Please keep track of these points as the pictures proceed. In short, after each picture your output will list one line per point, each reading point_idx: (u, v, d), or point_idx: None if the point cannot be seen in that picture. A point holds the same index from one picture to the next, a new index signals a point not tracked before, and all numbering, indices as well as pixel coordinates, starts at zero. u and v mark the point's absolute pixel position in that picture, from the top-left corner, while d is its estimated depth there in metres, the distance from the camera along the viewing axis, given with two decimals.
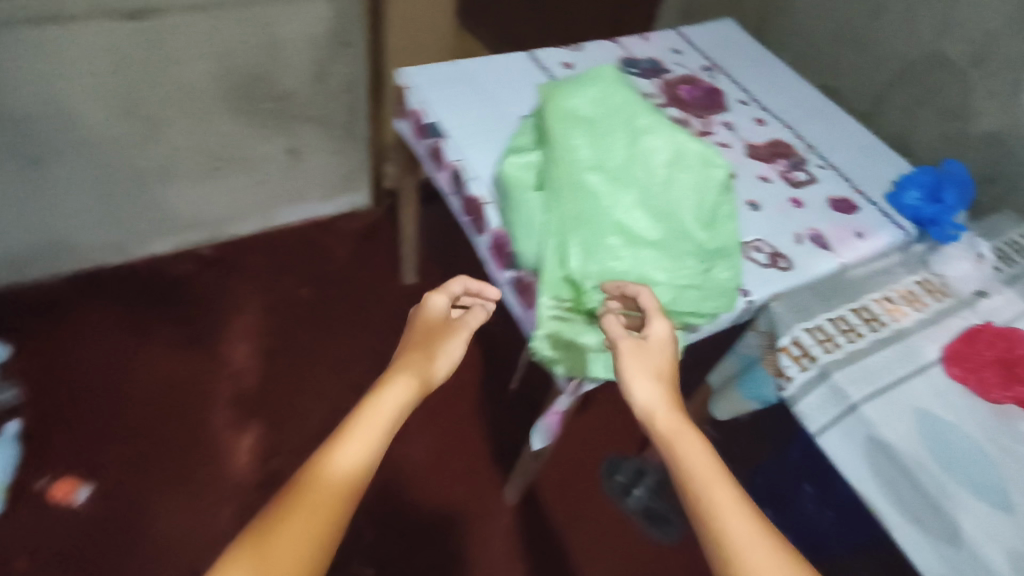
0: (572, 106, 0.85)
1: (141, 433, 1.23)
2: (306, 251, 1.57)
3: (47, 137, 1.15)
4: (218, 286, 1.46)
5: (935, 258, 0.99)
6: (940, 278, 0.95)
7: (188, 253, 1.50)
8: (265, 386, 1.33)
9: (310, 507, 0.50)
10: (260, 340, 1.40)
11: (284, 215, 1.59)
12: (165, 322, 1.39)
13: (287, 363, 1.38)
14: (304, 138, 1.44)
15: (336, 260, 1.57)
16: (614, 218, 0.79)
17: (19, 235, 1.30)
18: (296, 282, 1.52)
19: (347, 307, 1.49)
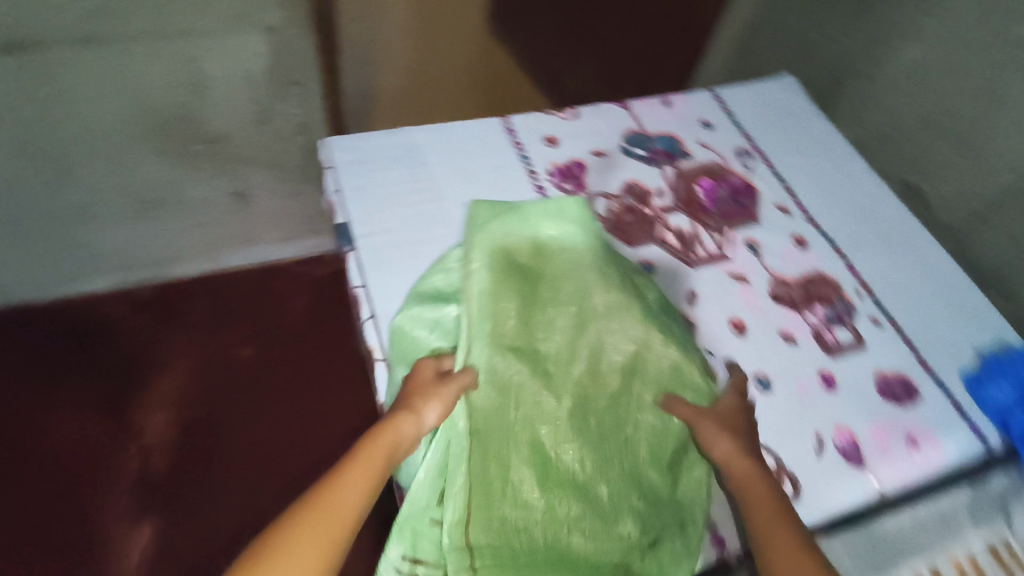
0: (501, 263, 0.63)
1: (24, 517, 1.10)
2: (255, 302, 1.37)
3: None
4: (146, 338, 1.30)
5: (1023, 513, 0.68)
6: (1020, 548, 0.65)
7: (124, 292, 1.35)
8: (173, 473, 1.17)
9: (374, 457, 0.53)
10: (178, 411, 1.23)
11: (237, 255, 1.40)
12: (81, 376, 1.24)
13: (204, 444, 1.20)
14: (253, 181, 1.25)
15: (287, 316, 1.37)
16: (521, 444, 0.57)
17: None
18: (236, 341, 1.32)
19: (286, 380, 1.29)
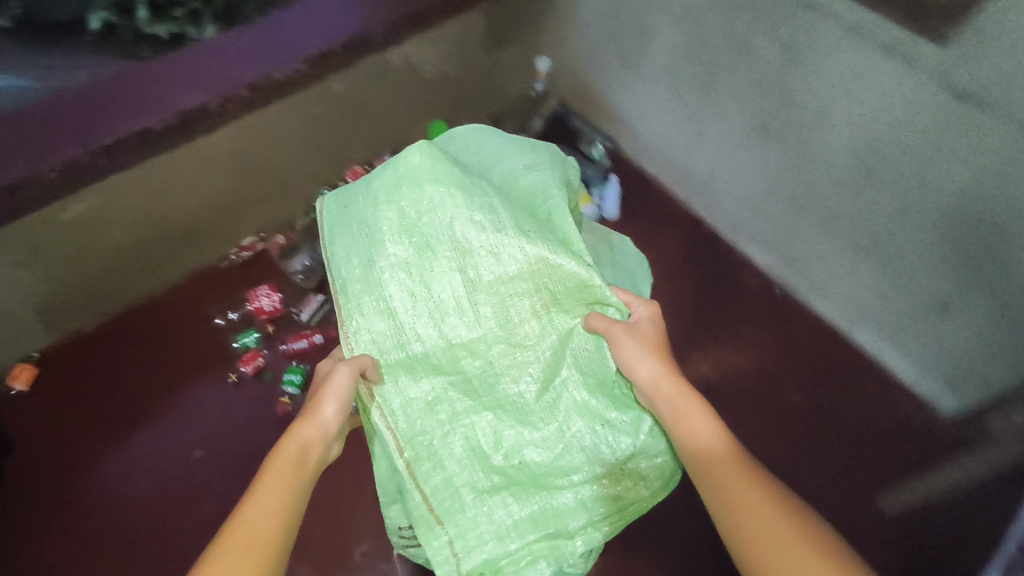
0: (481, 210, 0.84)
1: None
2: (816, 344, 1.22)
3: (797, 126, 1.08)
4: (732, 305, 1.26)
5: None
6: None
7: (753, 267, 1.30)
8: None
9: (283, 470, 0.69)
10: (721, 376, 1.19)
11: (850, 323, 1.19)
12: (697, 276, 1.30)
13: None
14: (988, 325, 0.98)
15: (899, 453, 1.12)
16: (564, 378, 0.85)
17: (664, 162, 1.36)
18: (778, 366, 1.20)
19: (807, 435, 1.14)
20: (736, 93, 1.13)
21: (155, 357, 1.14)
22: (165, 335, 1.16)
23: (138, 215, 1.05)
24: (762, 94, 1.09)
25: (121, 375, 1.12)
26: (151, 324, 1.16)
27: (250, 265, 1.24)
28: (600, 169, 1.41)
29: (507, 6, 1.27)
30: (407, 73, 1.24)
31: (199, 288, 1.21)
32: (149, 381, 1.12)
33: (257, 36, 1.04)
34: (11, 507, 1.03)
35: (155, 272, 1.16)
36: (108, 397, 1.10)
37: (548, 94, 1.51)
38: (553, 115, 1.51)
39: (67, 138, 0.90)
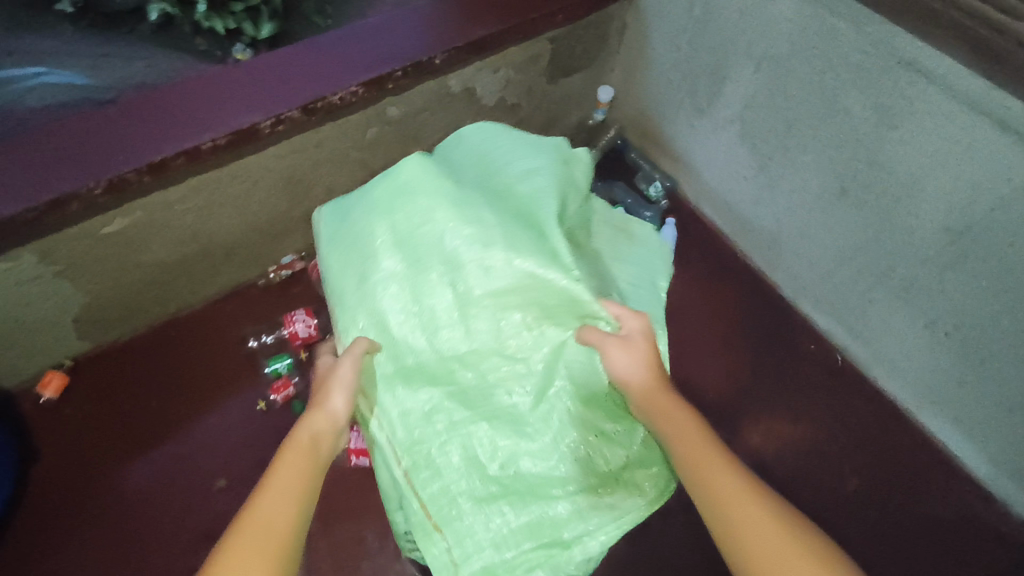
0: (468, 221, 0.86)
1: None
2: (878, 423, 1.13)
3: (885, 195, 0.98)
4: (784, 373, 1.19)
5: None
6: None
7: (813, 331, 1.23)
8: None
9: (303, 447, 0.70)
10: (772, 451, 1.12)
11: (916, 405, 1.12)
12: (750, 336, 1.23)
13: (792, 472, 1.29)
14: None
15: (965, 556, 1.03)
16: (557, 389, 0.89)
17: (725, 211, 1.29)
18: (834, 443, 1.12)
19: (863, 525, 1.06)
20: (818, 148, 1.04)
21: (190, 372, 1.12)
22: (201, 351, 1.14)
23: (186, 231, 1.03)
24: (847, 154, 1.01)
25: (154, 389, 1.10)
26: (189, 338, 1.15)
27: (290, 286, 1.22)
28: (656, 212, 1.34)
29: (575, 34, 1.21)
30: (465, 99, 1.18)
31: (239, 304, 1.19)
32: (181, 397, 1.10)
33: (315, 54, 1.00)
34: (26, 517, 1.00)
35: (197, 286, 1.14)
36: (139, 410, 1.09)
37: (607, 128, 1.45)
38: (611, 147, 1.45)
39: (114, 153, 0.86)
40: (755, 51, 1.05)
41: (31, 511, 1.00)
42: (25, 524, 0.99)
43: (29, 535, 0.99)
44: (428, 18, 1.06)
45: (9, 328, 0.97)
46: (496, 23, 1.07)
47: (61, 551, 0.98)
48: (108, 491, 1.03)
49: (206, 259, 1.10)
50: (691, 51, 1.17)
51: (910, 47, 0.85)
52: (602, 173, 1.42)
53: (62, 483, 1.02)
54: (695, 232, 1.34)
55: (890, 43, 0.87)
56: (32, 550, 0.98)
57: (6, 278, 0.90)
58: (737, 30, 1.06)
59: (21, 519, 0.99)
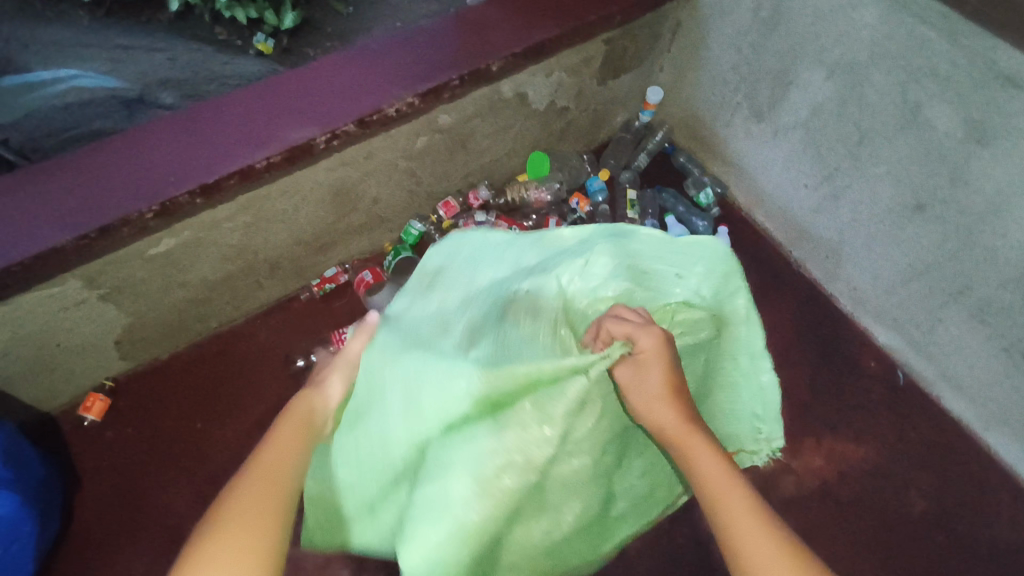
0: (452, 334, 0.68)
1: None
2: (942, 443, 1.12)
3: (969, 214, 0.93)
4: (844, 390, 1.16)
5: None
6: None
7: (872, 345, 1.19)
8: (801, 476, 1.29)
9: (298, 424, 0.60)
10: (836, 472, 1.10)
11: (981, 425, 1.10)
12: (809, 351, 1.20)
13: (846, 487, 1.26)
14: None
15: None
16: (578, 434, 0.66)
17: (782, 218, 1.25)
18: (896, 463, 1.10)
19: (928, 548, 1.05)
20: (893, 159, 0.99)
21: (234, 390, 1.08)
22: (246, 367, 1.10)
23: (234, 246, 0.98)
24: (926, 170, 0.95)
25: (199, 409, 1.06)
26: (232, 354, 1.11)
27: (333, 298, 1.17)
28: (708, 220, 1.30)
29: (629, 34, 1.14)
30: (518, 104, 1.12)
31: (281, 318, 1.15)
32: (228, 415, 1.07)
33: (366, 63, 0.94)
34: (75, 543, 0.96)
35: (240, 300, 1.09)
36: (185, 430, 1.05)
37: (654, 128, 1.39)
38: (658, 151, 1.39)
39: (166, 175, 0.83)
40: (827, 56, 0.99)
41: (80, 535, 0.97)
42: (75, 550, 0.96)
43: (79, 561, 0.95)
44: (482, 20, 1.00)
45: (54, 352, 0.93)
46: (554, 27, 1.01)
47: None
48: (158, 515, 0.99)
49: (250, 273, 1.05)
50: (753, 53, 1.10)
51: (1013, 63, 0.79)
52: (650, 177, 1.37)
53: (110, 507, 0.99)
54: (749, 241, 1.30)
55: (988, 56, 0.81)
56: None
57: (52, 305, 0.86)
58: (809, 33, 0.99)
59: (71, 544, 0.96)
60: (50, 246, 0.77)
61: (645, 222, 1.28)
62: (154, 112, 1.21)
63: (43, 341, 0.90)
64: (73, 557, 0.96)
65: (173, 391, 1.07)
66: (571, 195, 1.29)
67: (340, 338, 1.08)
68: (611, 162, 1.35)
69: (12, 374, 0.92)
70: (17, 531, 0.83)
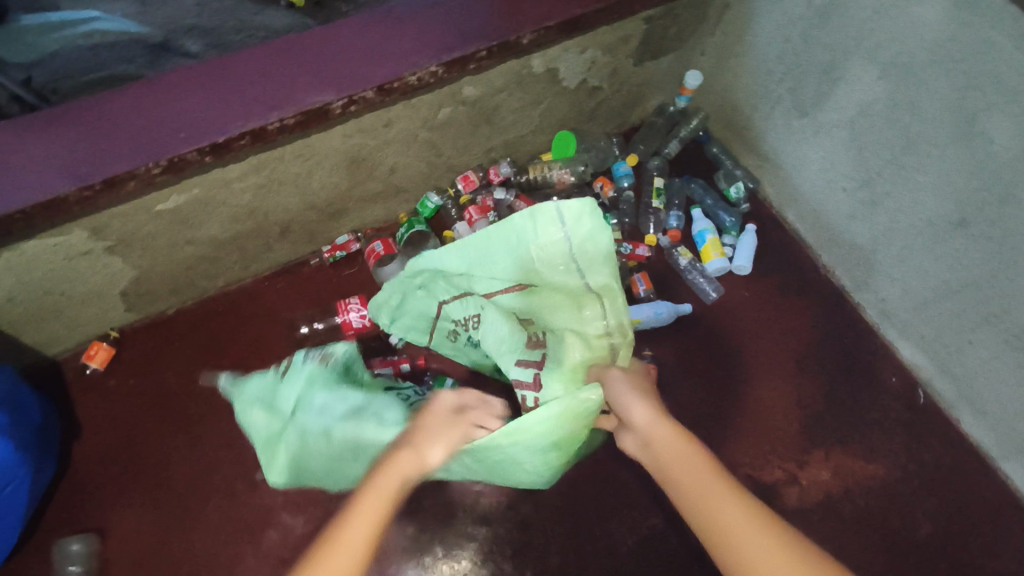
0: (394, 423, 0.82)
1: None
2: (957, 469, 1.07)
3: (1017, 235, 0.87)
4: (861, 405, 1.12)
5: None
6: None
7: (895, 361, 1.15)
8: None
9: (363, 509, 0.60)
10: (842, 488, 1.07)
11: (1001, 454, 1.05)
12: (828, 361, 1.15)
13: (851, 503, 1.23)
14: None
15: None
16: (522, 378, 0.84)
17: (815, 220, 1.19)
18: (904, 485, 1.07)
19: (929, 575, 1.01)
20: (941, 170, 0.92)
21: (237, 351, 1.07)
22: (250, 329, 1.09)
23: (243, 207, 0.96)
24: (974, 184, 0.89)
25: (200, 367, 1.06)
26: (237, 315, 1.10)
27: (342, 266, 1.14)
28: (736, 217, 1.25)
29: (671, 14, 1.08)
30: (547, 80, 1.07)
31: (288, 282, 1.13)
32: (229, 375, 1.06)
33: (392, 26, 0.90)
34: (70, 487, 0.98)
35: (249, 261, 1.08)
36: (184, 386, 1.05)
37: (689, 115, 1.33)
38: (691, 138, 1.33)
39: (176, 130, 0.80)
40: (882, 53, 0.92)
41: (75, 481, 0.98)
42: (69, 494, 0.97)
43: (73, 506, 0.97)
44: None
45: (59, 299, 0.93)
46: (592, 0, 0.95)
47: (105, 526, 0.96)
48: (151, 468, 0.99)
49: (259, 235, 1.03)
50: (802, 43, 1.03)
51: None
52: (679, 165, 1.31)
53: (106, 456, 1.00)
54: (777, 241, 1.25)
55: None
56: (75, 522, 0.96)
57: (57, 253, 0.85)
58: (865, 28, 0.93)
59: (65, 488, 0.97)
60: (52, 195, 0.75)
61: (669, 213, 1.24)
62: (177, 60, 1.18)
63: (46, 288, 0.90)
64: (66, 501, 0.97)
65: (176, 346, 1.07)
66: (595, 178, 1.24)
67: (345, 308, 1.06)
68: (640, 147, 1.30)
69: (16, 318, 0.92)
70: (12, 474, 0.82)
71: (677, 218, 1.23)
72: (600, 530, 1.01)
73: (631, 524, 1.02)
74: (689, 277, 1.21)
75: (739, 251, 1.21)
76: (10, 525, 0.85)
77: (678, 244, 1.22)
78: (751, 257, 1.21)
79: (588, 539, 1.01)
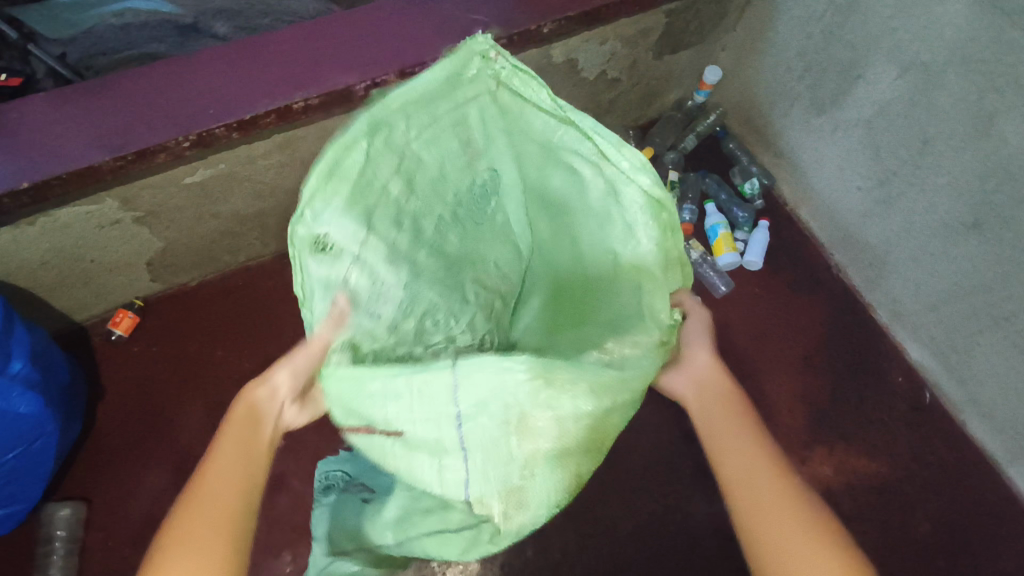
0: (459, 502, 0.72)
1: None
2: (962, 470, 1.08)
3: None
4: (866, 403, 1.13)
5: None
6: None
7: (903, 362, 1.15)
8: None
9: (232, 440, 0.53)
10: (843, 484, 1.08)
11: (1007, 458, 1.05)
12: (835, 359, 1.16)
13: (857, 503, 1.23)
14: None
15: None
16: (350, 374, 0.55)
17: (828, 218, 1.20)
18: (907, 484, 1.07)
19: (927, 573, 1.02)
20: (957, 170, 0.92)
21: (256, 324, 1.11)
22: (269, 303, 1.12)
23: (268, 184, 0.99)
24: (990, 186, 0.89)
25: (220, 338, 1.10)
26: (257, 290, 1.13)
27: None
28: (750, 213, 1.26)
29: (692, 8, 1.09)
30: (566, 70, 1.08)
31: None
32: (246, 348, 1.09)
33: (415, 12, 0.92)
34: (91, 447, 1.02)
35: (270, 238, 1.11)
36: (204, 357, 1.08)
37: (707, 110, 1.34)
38: (708, 134, 1.34)
39: (205, 107, 0.83)
40: (903, 53, 0.93)
41: (97, 441, 1.02)
42: (90, 454, 1.01)
43: (94, 465, 1.01)
44: None
45: (89, 266, 0.97)
46: None
47: (124, 486, 1.00)
48: (169, 434, 1.03)
49: (282, 212, 1.06)
50: (822, 41, 1.03)
51: None
52: (695, 161, 1.32)
53: (126, 420, 1.04)
54: (790, 239, 1.25)
55: None
56: (95, 480, 1.00)
57: (89, 222, 0.89)
58: (885, 26, 0.93)
59: (87, 449, 1.02)
60: (86, 164, 0.79)
61: (683, 207, 1.25)
62: (207, 41, 1.21)
63: (77, 255, 0.94)
64: (88, 460, 1.01)
65: (198, 317, 1.11)
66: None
67: None
68: (657, 141, 1.31)
69: (49, 283, 0.96)
70: (41, 429, 0.86)
71: (690, 211, 1.24)
72: (601, 515, 1.03)
73: (633, 510, 1.04)
74: (700, 271, 1.21)
75: (751, 246, 1.22)
76: (37, 476, 0.89)
77: (690, 238, 1.23)
78: (763, 254, 1.22)
79: (589, 522, 1.03)
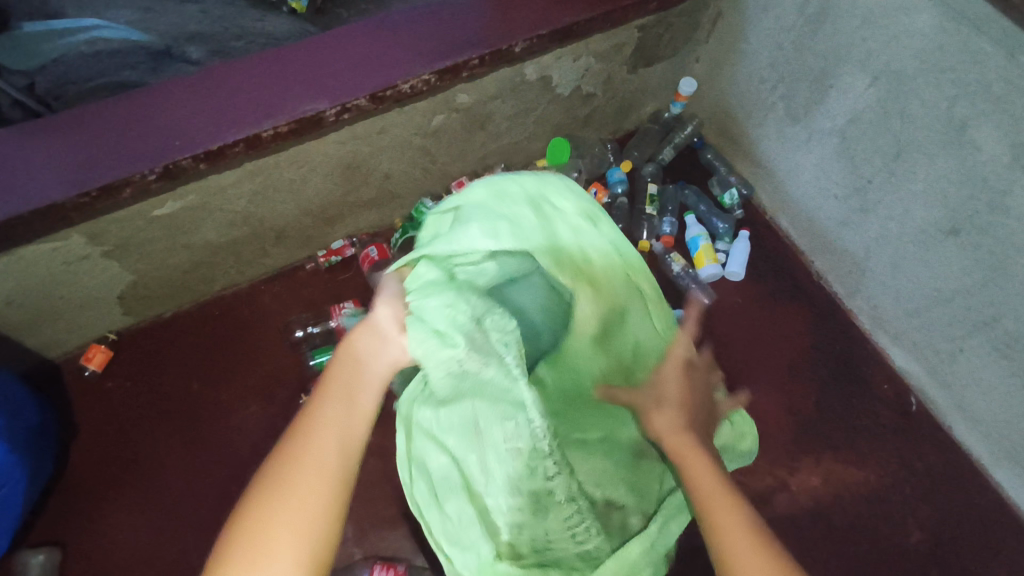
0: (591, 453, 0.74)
1: None
2: (947, 473, 1.08)
3: (1005, 242, 0.87)
4: (852, 411, 1.12)
5: None
6: None
7: (887, 367, 1.15)
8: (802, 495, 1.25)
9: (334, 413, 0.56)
10: (833, 494, 1.07)
11: (993, 462, 1.05)
12: (820, 367, 1.16)
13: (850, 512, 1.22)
14: None
15: None
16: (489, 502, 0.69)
17: (808, 226, 1.20)
18: (895, 490, 1.07)
19: None
20: (932, 177, 0.93)
21: (235, 354, 1.09)
22: (246, 332, 1.10)
23: (241, 212, 0.97)
24: (964, 193, 0.89)
25: (196, 371, 1.07)
26: (234, 318, 1.11)
27: (338, 272, 1.16)
28: (729, 223, 1.25)
29: (663, 22, 1.09)
30: (540, 87, 1.08)
31: (285, 286, 1.14)
32: (224, 379, 1.07)
33: (386, 35, 0.91)
34: (65, 489, 0.99)
35: (246, 265, 1.09)
36: (181, 389, 1.06)
37: (684, 121, 1.34)
38: (686, 145, 1.34)
39: (171, 138, 0.81)
40: (873, 62, 0.93)
41: (71, 482, 0.99)
42: (64, 496, 0.98)
43: (68, 507, 0.98)
44: None
45: (59, 302, 0.94)
46: (584, 10, 0.96)
47: (99, 527, 0.97)
48: (145, 471, 1.01)
49: (257, 240, 1.05)
50: (794, 52, 1.04)
51: None
52: (674, 172, 1.32)
53: (100, 459, 1.01)
54: (770, 247, 1.25)
55: None
56: (70, 523, 0.97)
57: (55, 258, 0.87)
58: (855, 36, 0.93)
59: (61, 491, 0.99)
60: (50, 201, 0.77)
61: (663, 219, 1.24)
62: (178, 67, 1.20)
63: (46, 292, 0.91)
64: (62, 501, 0.98)
65: (174, 348, 1.08)
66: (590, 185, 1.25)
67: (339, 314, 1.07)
68: (634, 154, 1.31)
69: (19, 320, 0.94)
70: (8, 475, 0.84)
71: (669, 224, 1.23)
72: None
73: None
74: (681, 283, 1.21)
75: (731, 257, 1.22)
76: (8, 525, 0.86)
77: (671, 250, 1.22)
78: (744, 264, 1.22)
79: None
